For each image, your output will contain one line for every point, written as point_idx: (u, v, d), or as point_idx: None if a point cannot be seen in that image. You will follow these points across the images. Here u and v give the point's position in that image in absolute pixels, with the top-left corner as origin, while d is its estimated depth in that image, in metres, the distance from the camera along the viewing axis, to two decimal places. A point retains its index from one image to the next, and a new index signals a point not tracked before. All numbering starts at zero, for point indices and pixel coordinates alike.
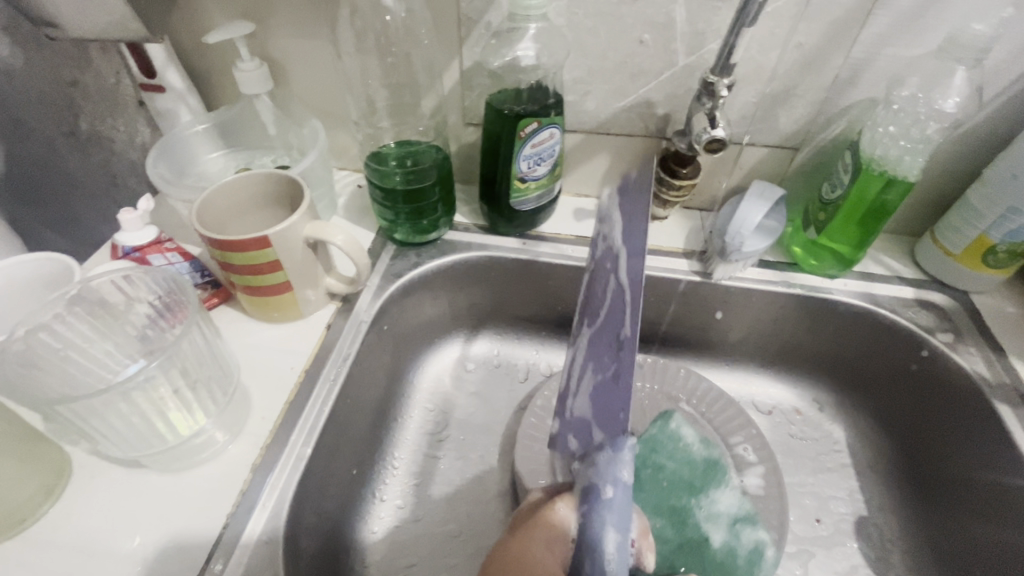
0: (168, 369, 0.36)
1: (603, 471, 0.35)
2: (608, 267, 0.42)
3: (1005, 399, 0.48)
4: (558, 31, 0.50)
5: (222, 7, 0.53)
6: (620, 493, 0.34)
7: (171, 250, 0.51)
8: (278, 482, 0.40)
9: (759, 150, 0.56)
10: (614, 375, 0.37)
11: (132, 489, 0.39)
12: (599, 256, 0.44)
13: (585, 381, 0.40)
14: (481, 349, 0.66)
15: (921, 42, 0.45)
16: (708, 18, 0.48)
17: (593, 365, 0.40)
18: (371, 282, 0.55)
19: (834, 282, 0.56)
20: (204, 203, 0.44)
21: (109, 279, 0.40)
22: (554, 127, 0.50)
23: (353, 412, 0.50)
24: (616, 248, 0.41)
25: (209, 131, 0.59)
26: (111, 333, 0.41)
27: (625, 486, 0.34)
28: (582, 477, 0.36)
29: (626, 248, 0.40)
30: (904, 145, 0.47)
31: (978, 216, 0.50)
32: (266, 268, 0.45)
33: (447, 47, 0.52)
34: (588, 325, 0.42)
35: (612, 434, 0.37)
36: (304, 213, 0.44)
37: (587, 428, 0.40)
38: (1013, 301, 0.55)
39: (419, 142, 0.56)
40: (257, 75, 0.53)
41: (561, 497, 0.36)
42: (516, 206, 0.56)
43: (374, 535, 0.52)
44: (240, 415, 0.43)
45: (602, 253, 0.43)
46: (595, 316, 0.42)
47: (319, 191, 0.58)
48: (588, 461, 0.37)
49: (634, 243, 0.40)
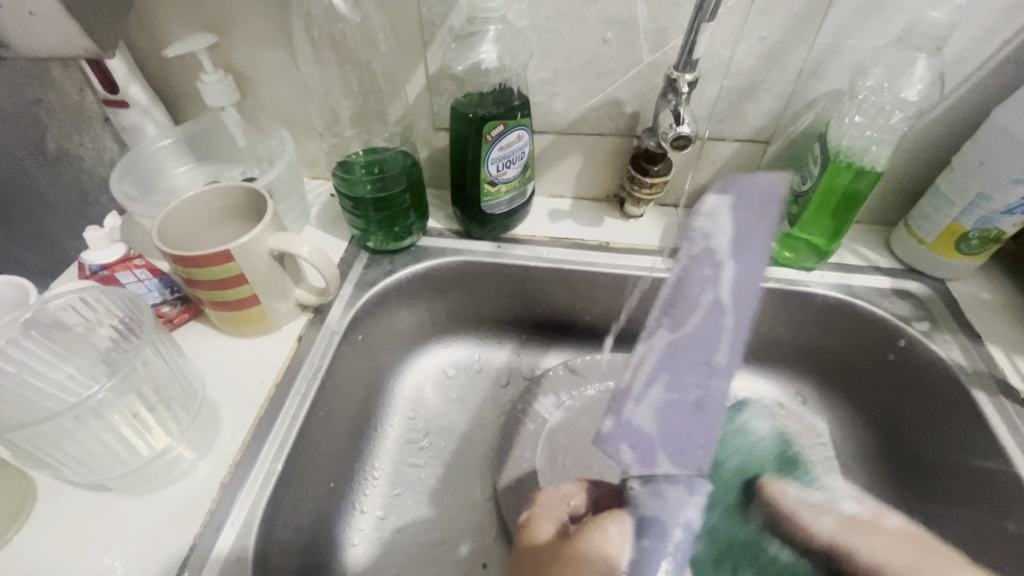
0: (126, 393, 0.36)
1: (670, 501, 0.38)
2: (708, 269, 0.47)
3: (981, 386, 0.47)
4: (521, 33, 0.50)
5: (182, 20, 0.52)
6: (684, 538, 0.36)
7: (140, 266, 0.50)
8: (247, 500, 0.40)
9: (730, 145, 0.56)
10: (696, 402, 0.45)
11: (99, 513, 0.39)
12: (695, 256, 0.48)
13: (655, 390, 0.46)
14: (461, 355, 0.65)
15: (882, 32, 0.45)
16: (670, 15, 0.47)
17: (666, 378, 0.46)
18: (344, 292, 0.55)
19: (810, 274, 0.56)
20: (165, 219, 0.44)
21: (66, 301, 0.40)
22: (521, 129, 0.50)
23: (327, 425, 0.49)
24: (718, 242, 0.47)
25: (176, 145, 0.57)
26: (72, 356, 0.41)
27: (688, 532, 0.37)
28: (641, 496, 0.38)
29: (740, 262, 0.45)
30: (871, 135, 0.48)
31: (949, 203, 0.50)
32: (231, 283, 0.44)
33: (410, 53, 0.52)
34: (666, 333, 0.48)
35: (680, 462, 0.44)
36: (268, 225, 0.44)
37: (649, 452, 0.45)
38: (989, 287, 0.55)
39: (386, 149, 0.55)
40: (221, 87, 0.53)
41: (615, 518, 0.35)
42: (488, 210, 0.55)
43: (354, 548, 0.51)
44: (209, 433, 0.42)
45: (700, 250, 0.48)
46: (679, 322, 0.47)
47: (289, 202, 0.58)
48: (651, 483, 0.39)
49: (743, 249, 0.45)
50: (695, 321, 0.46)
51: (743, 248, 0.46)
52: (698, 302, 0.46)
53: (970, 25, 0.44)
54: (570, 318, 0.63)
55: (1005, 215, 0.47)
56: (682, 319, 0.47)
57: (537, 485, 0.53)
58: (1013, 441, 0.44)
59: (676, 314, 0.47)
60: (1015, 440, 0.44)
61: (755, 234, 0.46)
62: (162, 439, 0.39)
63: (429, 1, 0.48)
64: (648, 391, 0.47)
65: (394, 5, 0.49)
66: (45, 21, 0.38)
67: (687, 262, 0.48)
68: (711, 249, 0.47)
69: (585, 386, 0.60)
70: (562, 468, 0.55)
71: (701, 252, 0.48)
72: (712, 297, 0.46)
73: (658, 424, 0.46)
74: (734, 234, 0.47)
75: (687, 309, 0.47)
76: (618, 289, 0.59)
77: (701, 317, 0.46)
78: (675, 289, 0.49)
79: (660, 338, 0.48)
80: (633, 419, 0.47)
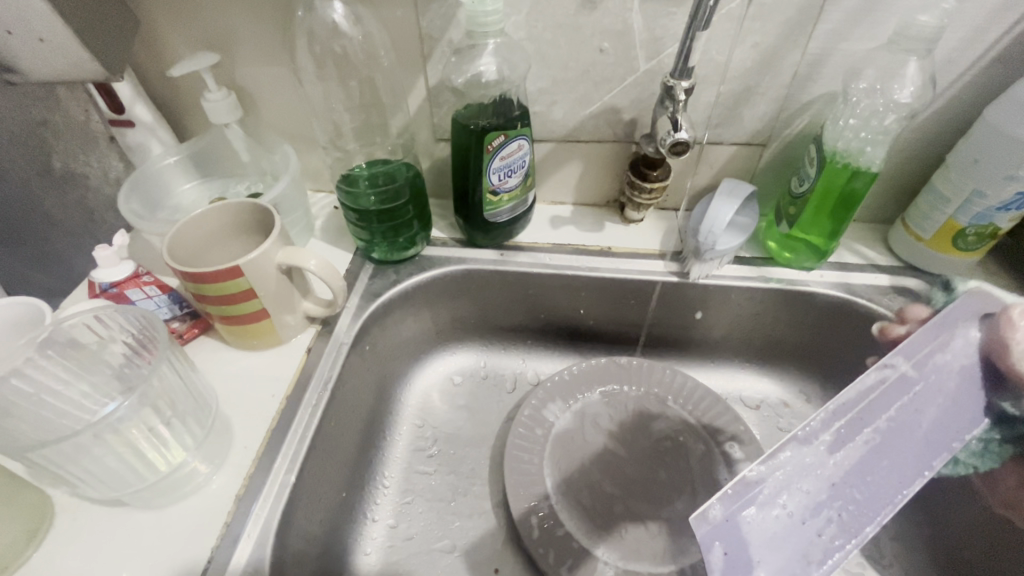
0: (142, 408, 0.36)
1: None
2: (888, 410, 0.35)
3: None
4: (519, 45, 0.51)
5: (186, 40, 0.53)
6: None
7: (149, 282, 0.50)
8: (262, 512, 0.40)
9: (727, 148, 0.57)
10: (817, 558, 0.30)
11: (117, 528, 0.39)
12: (869, 384, 0.36)
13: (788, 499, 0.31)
14: (468, 362, 0.66)
15: (873, 35, 0.46)
16: (665, 23, 0.48)
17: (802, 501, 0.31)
18: (350, 303, 0.55)
19: (810, 274, 0.57)
20: (175, 237, 0.45)
21: (81, 320, 0.40)
22: (522, 138, 0.51)
23: (337, 435, 0.50)
24: (918, 394, 0.36)
25: (181, 163, 0.58)
26: (86, 374, 0.41)
27: None
28: None
29: (929, 432, 0.35)
30: (866, 136, 0.48)
31: (945, 201, 0.51)
32: (240, 298, 0.45)
33: (411, 67, 0.53)
34: (823, 442, 0.33)
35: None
36: (276, 240, 0.44)
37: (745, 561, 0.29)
38: (987, 282, 0.55)
39: (389, 161, 0.56)
40: (225, 105, 0.54)
41: None
42: (491, 218, 0.56)
43: (367, 556, 0.51)
44: (222, 447, 0.43)
45: (879, 385, 0.36)
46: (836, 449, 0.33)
47: (294, 217, 0.59)
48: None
49: (942, 437, 0.35)
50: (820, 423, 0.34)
51: (926, 409, 0.36)
52: (871, 425, 0.34)
53: (959, 26, 0.45)
54: (574, 323, 0.64)
55: (1000, 211, 0.48)
56: (816, 426, 0.33)
57: (546, 490, 0.54)
58: None
59: (847, 427, 0.34)
60: None
61: (951, 428, 0.36)
62: (177, 454, 0.39)
63: (428, 15, 0.49)
64: (782, 504, 0.31)
65: (393, 21, 0.49)
66: (55, 47, 0.39)
67: (864, 384, 0.36)
68: (891, 387, 0.36)
69: (591, 390, 0.60)
70: (572, 471, 0.55)
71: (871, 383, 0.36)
72: (889, 422, 0.35)
73: (775, 541, 0.30)
74: (925, 398, 0.36)
75: (859, 439, 0.34)
76: (621, 294, 0.60)
77: (841, 473, 0.33)
78: (861, 417, 0.35)
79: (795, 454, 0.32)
80: (745, 511, 0.30)
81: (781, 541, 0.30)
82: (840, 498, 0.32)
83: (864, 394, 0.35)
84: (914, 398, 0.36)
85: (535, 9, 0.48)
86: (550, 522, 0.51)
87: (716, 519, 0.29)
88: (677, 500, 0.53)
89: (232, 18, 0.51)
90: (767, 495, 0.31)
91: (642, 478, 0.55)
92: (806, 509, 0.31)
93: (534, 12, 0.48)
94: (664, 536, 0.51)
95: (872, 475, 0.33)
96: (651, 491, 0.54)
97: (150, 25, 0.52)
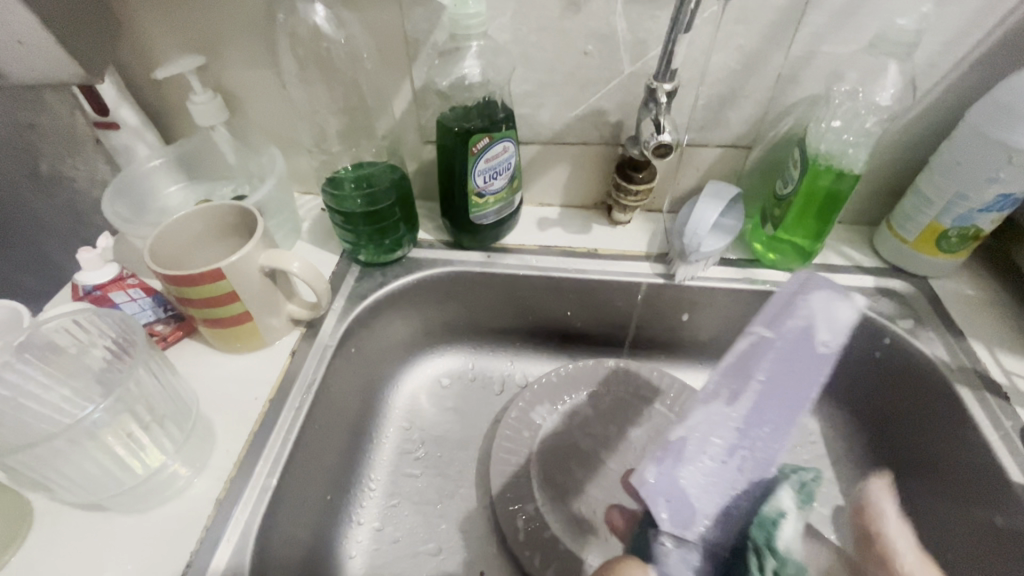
0: (120, 412, 0.36)
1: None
2: (776, 351, 0.40)
3: (965, 381, 0.48)
4: (504, 47, 0.51)
5: (171, 42, 0.53)
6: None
7: (134, 285, 0.50)
8: (243, 516, 0.40)
9: (712, 151, 0.57)
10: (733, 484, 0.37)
11: (96, 533, 0.39)
12: (775, 331, 0.40)
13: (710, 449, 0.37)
14: (455, 364, 0.66)
15: (855, 39, 0.46)
16: (648, 26, 0.48)
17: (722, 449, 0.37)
18: (336, 306, 0.55)
19: (795, 275, 0.57)
20: (156, 240, 0.44)
21: (60, 323, 0.40)
22: (506, 141, 0.51)
23: (321, 439, 0.49)
24: (822, 338, 0.40)
25: (166, 165, 0.58)
26: (66, 377, 0.41)
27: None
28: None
29: (808, 366, 0.40)
30: (849, 138, 0.48)
31: (928, 203, 0.51)
32: (222, 301, 0.45)
33: (396, 69, 0.53)
34: (728, 402, 0.38)
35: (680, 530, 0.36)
36: (258, 243, 0.44)
37: (688, 511, 0.36)
38: (971, 284, 0.55)
39: (374, 163, 0.56)
40: (210, 107, 0.54)
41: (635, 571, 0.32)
42: (477, 221, 0.56)
43: (352, 560, 0.51)
44: (203, 450, 0.43)
45: (786, 332, 0.40)
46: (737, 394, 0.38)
47: (280, 219, 0.58)
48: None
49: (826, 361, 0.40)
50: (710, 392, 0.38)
51: (804, 360, 0.40)
52: (754, 380, 0.39)
53: (939, 30, 0.45)
54: (561, 325, 0.64)
55: (982, 213, 0.48)
56: (712, 389, 0.38)
57: (532, 492, 0.54)
58: (997, 435, 0.44)
59: (736, 384, 0.38)
60: (998, 434, 0.44)
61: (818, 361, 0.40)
62: (157, 457, 0.39)
63: (412, 17, 0.49)
64: (707, 456, 0.37)
65: (377, 24, 0.49)
66: (34, 50, 0.39)
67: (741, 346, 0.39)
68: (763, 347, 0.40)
69: (578, 392, 0.60)
70: (558, 473, 0.55)
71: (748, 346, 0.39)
72: (772, 363, 0.39)
73: (705, 488, 0.36)
74: (815, 336, 0.40)
75: (744, 387, 0.38)
76: (608, 296, 0.60)
77: (742, 419, 0.38)
78: (744, 369, 0.39)
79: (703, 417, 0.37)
80: (679, 474, 0.36)
81: (712, 483, 0.37)
82: (749, 440, 0.38)
83: (752, 351, 0.40)
84: (796, 351, 0.40)
85: (520, 12, 0.48)
86: (535, 524, 0.51)
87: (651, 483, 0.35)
88: None
89: (216, 20, 0.51)
90: (687, 456, 0.36)
91: (628, 481, 0.55)
92: (726, 453, 0.37)
93: (518, 15, 0.48)
94: None
95: (765, 415, 0.38)
96: (637, 493, 0.54)
97: (134, 28, 0.52)
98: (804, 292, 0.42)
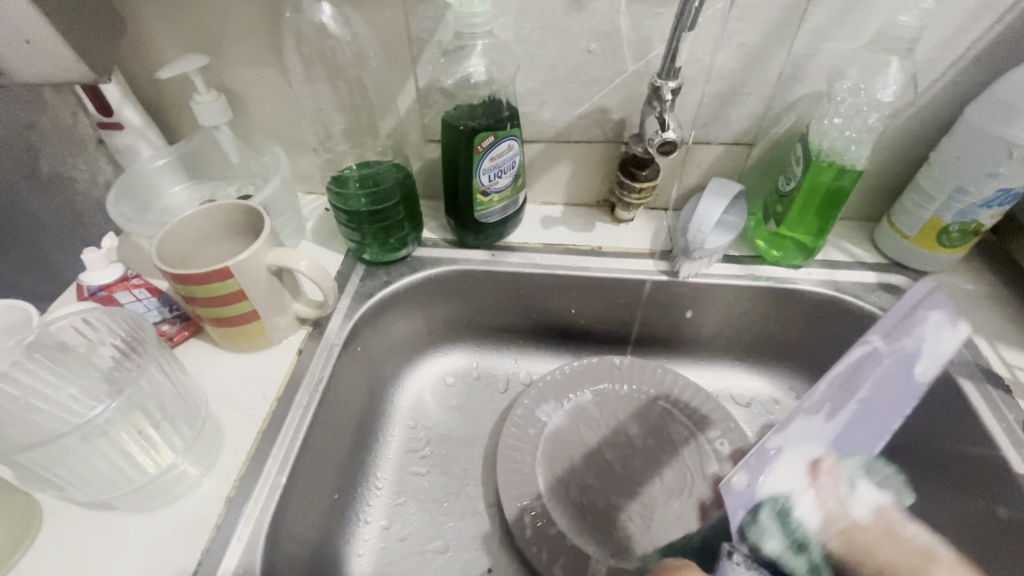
0: (131, 410, 0.36)
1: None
2: (877, 369, 0.37)
3: (967, 374, 0.48)
4: (508, 46, 0.51)
5: (175, 42, 0.53)
6: None
7: (139, 285, 0.50)
8: (253, 514, 0.40)
9: (714, 148, 0.57)
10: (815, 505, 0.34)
11: (105, 532, 0.39)
12: (892, 347, 0.36)
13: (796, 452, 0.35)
14: (460, 363, 0.66)
15: (856, 36, 0.47)
16: (651, 24, 0.49)
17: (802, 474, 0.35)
18: (341, 305, 0.55)
19: (798, 272, 0.57)
20: (164, 239, 0.44)
21: (69, 322, 0.40)
22: (511, 139, 0.51)
23: (328, 437, 0.50)
24: (920, 350, 0.38)
25: (170, 165, 0.58)
26: (73, 376, 0.41)
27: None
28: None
29: (897, 390, 0.39)
30: (851, 135, 0.49)
31: (929, 199, 0.52)
32: (229, 299, 0.45)
33: (400, 68, 0.53)
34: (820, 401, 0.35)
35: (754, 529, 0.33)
36: (265, 241, 0.44)
37: (763, 505, 0.34)
38: (971, 279, 0.56)
39: (379, 162, 0.56)
40: (215, 107, 0.54)
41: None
42: (481, 219, 0.57)
43: (360, 558, 0.51)
44: (212, 449, 0.43)
45: (891, 354, 0.37)
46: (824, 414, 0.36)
47: (284, 218, 0.59)
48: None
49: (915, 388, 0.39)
50: (824, 395, 0.35)
51: (902, 379, 0.38)
52: (854, 399, 0.37)
53: (939, 26, 0.46)
54: (566, 323, 0.64)
55: (983, 208, 0.48)
56: (818, 399, 0.35)
57: (538, 489, 0.54)
58: (999, 427, 0.45)
59: (838, 401, 0.36)
60: (1001, 426, 0.45)
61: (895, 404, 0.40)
62: (167, 455, 0.39)
63: (417, 16, 0.49)
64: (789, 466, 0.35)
65: (381, 23, 0.50)
66: (40, 49, 0.39)
67: (855, 359, 0.36)
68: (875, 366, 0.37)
69: (583, 389, 0.61)
70: (564, 470, 0.55)
71: (863, 362, 0.36)
72: (868, 393, 0.37)
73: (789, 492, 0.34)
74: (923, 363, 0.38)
75: (843, 403, 0.37)
76: (611, 293, 0.60)
77: (834, 435, 0.36)
78: (850, 389, 0.36)
79: (804, 426, 0.35)
80: (765, 477, 0.34)
81: (794, 489, 0.35)
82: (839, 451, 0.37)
83: (856, 368, 0.36)
84: (900, 372, 0.38)
85: (523, 10, 0.49)
86: (542, 520, 0.52)
87: (738, 486, 0.34)
88: (668, 499, 0.54)
89: (221, 20, 0.51)
90: (761, 455, 0.35)
91: (634, 478, 0.55)
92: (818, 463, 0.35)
93: (522, 13, 0.49)
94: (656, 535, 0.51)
95: (863, 424, 0.38)
96: (642, 489, 0.54)
97: (137, 27, 0.52)
98: (925, 307, 0.37)
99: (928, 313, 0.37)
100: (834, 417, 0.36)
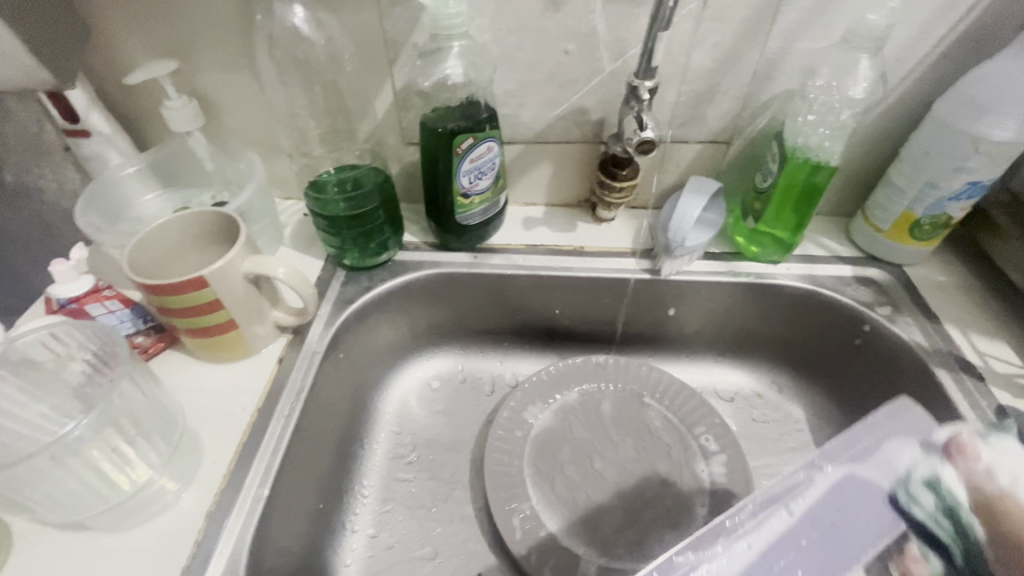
0: (103, 427, 0.35)
1: None
2: (809, 484, 0.25)
3: (941, 363, 0.49)
4: (485, 48, 0.51)
5: (143, 47, 0.51)
6: None
7: (111, 297, 0.48)
8: (235, 528, 0.39)
9: (692, 147, 0.58)
10: None
11: (79, 553, 0.38)
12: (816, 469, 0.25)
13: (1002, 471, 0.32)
14: (444, 366, 0.65)
15: (826, 34, 0.48)
16: (627, 25, 0.49)
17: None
18: (322, 311, 0.54)
19: (777, 267, 0.58)
20: (136, 248, 0.43)
21: (35, 337, 0.39)
22: (491, 140, 0.51)
23: (311, 447, 0.49)
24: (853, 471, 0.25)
25: (141, 172, 0.57)
26: (43, 394, 0.40)
27: None
28: None
29: (862, 490, 0.25)
30: (824, 132, 0.49)
31: (901, 193, 0.53)
32: (206, 309, 0.44)
33: (377, 72, 0.53)
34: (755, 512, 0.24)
35: None
36: (241, 249, 0.44)
37: None
38: (944, 270, 0.57)
39: (358, 166, 0.56)
40: (186, 112, 0.53)
41: None
42: (462, 221, 0.56)
43: (347, 568, 0.51)
44: (191, 463, 0.41)
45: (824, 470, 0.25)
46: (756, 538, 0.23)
47: (261, 225, 0.58)
48: None
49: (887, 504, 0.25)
50: (752, 519, 0.24)
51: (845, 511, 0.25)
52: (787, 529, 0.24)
53: (906, 25, 0.47)
54: (550, 323, 0.64)
55: (952, 201, 0.50)
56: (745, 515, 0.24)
57: (526, 492, 0.53)
58: (973, 414, 0.46)
59: (760, 530, 0.24)
60: (975, 413, 0.46)
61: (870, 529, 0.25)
62: (144, 472, 0.38)
63: (392, 18, 0.49)
64: None
65: (356, 25, 0.49)
66: None
67: (793, 479, 0.25)
68: (830, 490, 0.25)
69: (568, 390, 0.61)
70: (552, 471, 0.55)
71: (807, 485, 0.25)
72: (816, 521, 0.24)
73: None
74: (844, 490, 0.25)
75: (770, 538, 0.23)
76: (594, 293, 0.60)
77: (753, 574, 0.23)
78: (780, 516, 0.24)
79: (727, 557, 0.23)
80: None
81: None
82: None
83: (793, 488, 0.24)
84: (844, 497, 0.25)
85: (500, 12, 0.48)
86: (531, 523, 0.51)
87: None
88: (656, 497, 0.54)
89: (190, 24, 0.50)
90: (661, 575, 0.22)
91: (622, 477, 0.55)
92: None
93: (498, 15, 0.49)
94: (644, 534, 0.51)
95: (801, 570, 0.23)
96: (630, 488, 0.54)
97: (103, 32, 0.51)
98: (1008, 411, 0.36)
99: (884, 443, 0.26)
100: (767, 558, 0.23)
